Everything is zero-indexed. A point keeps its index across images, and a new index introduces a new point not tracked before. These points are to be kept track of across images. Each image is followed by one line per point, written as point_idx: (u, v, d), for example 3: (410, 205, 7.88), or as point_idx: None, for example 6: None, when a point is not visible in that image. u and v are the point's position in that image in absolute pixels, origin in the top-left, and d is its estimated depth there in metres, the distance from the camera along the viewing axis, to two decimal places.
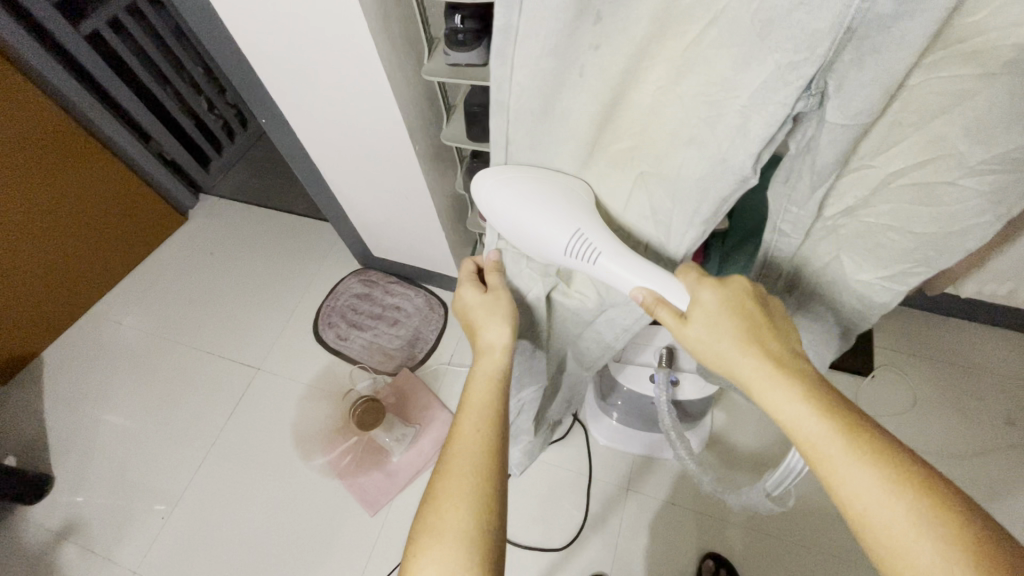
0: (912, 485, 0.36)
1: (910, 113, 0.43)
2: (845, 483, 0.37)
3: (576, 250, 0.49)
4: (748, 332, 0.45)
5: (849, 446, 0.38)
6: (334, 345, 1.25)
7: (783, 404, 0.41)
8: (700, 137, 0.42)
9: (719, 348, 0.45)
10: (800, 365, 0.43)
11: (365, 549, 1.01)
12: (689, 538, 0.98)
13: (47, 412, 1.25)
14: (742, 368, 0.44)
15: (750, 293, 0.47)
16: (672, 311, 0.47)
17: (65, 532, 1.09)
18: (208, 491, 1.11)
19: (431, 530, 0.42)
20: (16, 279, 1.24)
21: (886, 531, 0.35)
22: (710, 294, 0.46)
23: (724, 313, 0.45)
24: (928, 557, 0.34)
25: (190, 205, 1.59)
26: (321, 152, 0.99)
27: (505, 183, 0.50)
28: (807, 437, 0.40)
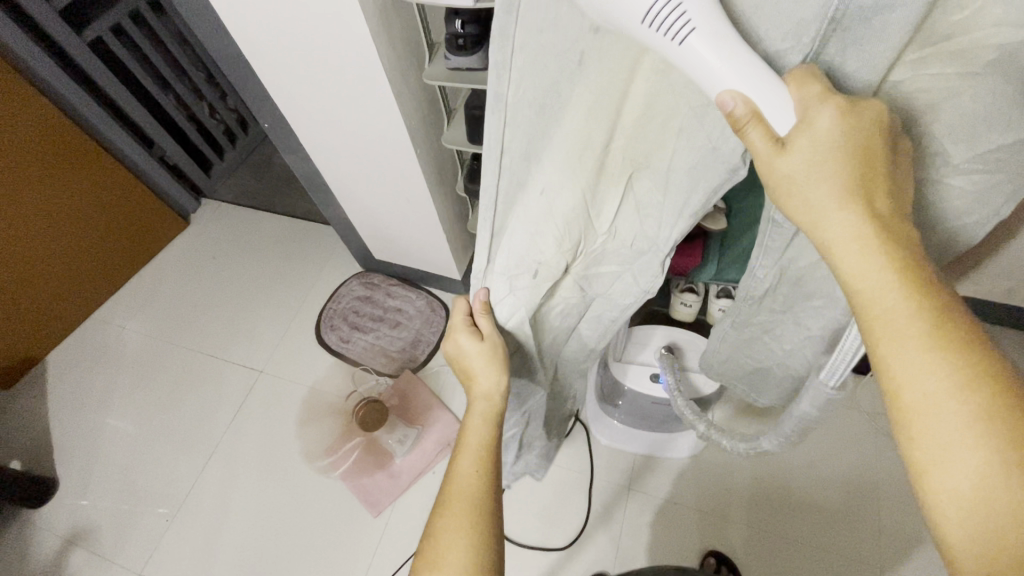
0: (988, 385, 0.29)
1: (902, 113, 0.38)
2: (899, 370, 0.31)
3: (661, 15, 0.29)
4: (857, 177, 0.32)
5: (925, 333, 0.30)
6: (336, 347, 1.25)
7: (864, 272, 0.32)
8: (690, 127, 0.39)
9: (806, 194, 0.33)
10: (904, 232, 0.33)
11: (368, 549, 1.02)
12: (689, 537, 0.98)
13: (52, 416, 1.26)
14: (833, 225, 0.33)
15: (880, 126, 0.33)
16: (767, 133, 0.33)
17: (71, 535, 1.10)
18: (212, 493, 1.12)
19: (428, 571, 0.44)
20: (19, 284, 1.24)
21: (918, 413, 0.30)
22: (831, 120, 0.32)
23: (836, 146, 0.32)
24: (969, 469, 0.28)
25: (193, 209, 1.59)
26: (320, 156, 0.99)
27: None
28: (876, 314, 0.32)
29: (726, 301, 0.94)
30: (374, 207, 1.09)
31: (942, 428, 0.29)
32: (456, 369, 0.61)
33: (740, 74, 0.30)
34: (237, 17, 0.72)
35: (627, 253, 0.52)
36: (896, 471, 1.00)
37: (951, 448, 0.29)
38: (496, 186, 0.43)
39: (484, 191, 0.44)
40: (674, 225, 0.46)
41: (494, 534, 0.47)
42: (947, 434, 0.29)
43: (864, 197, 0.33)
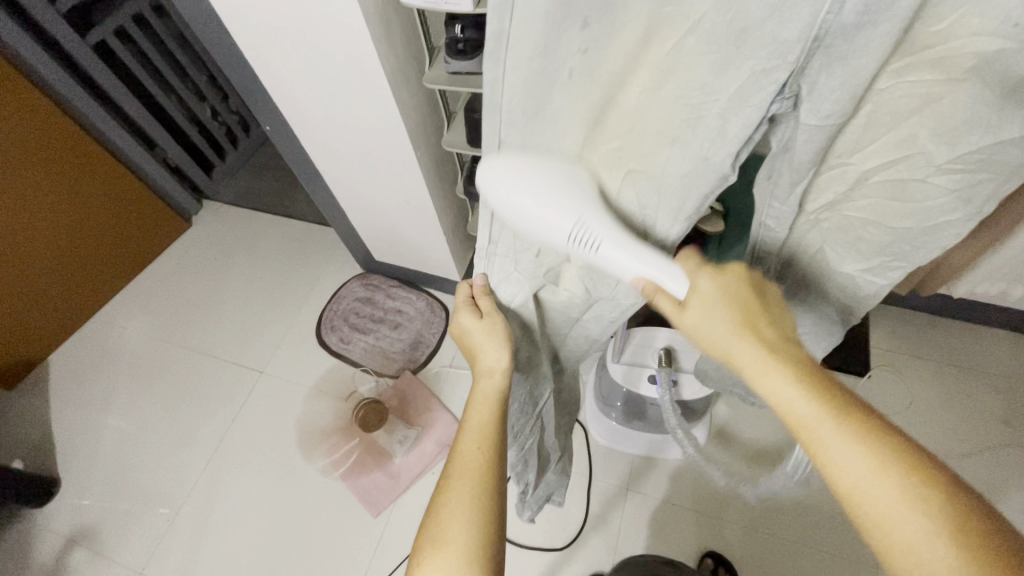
0: (901, 462, 0.34)
1: (882, 115, 0.40)
2: (833, 463, 0.36)
3: (579, 237, 0.41)
4: (743, 317, 0.42)
5: (840, 426, 0.36)
6: (336, 348, 1.26)
7: (774, 387, 0.39)
8: (684, 136, 0.38)
9: (712, 334, 0.42)
10: (795, 351, 0.41)
11: (368, 549, 1.03)
12: (687, 538, 0.99)
13: (54, 416, 1.27)
14: (740, 352, 0.41)
15: (750, 281, 0.44)
16: (670, 298, 0.44)
17: (72, 534, 1.11)
18: (212, 493, 1.13)
19: (433, 544, 0.44)
20: (21, 284, 1.25)
21: (864, 504, 0.34)
22: (709, 280, 0.43)
23: (719, 299, 0.43)
24: (919, 538, 0.32)
25: (194, 210, 1.60)
26: (321, 158, 1.00)
27: (505, 165, 0.40)
28: (797, 420, 0.38)
29: None
30: (373, 209, 1.09)
31: (887, 508, 0.33)
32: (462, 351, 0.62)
33: (644, 268, 0.42)
34: (238, 21, 0.73)
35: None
36: None
37: (900, 522, 0.33)
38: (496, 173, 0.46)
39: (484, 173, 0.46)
40: (671, 229, 0.45)
41: (497, 509, 0.47)
42: (892, 513, 0.33)
43: (754, 329, 0.42)
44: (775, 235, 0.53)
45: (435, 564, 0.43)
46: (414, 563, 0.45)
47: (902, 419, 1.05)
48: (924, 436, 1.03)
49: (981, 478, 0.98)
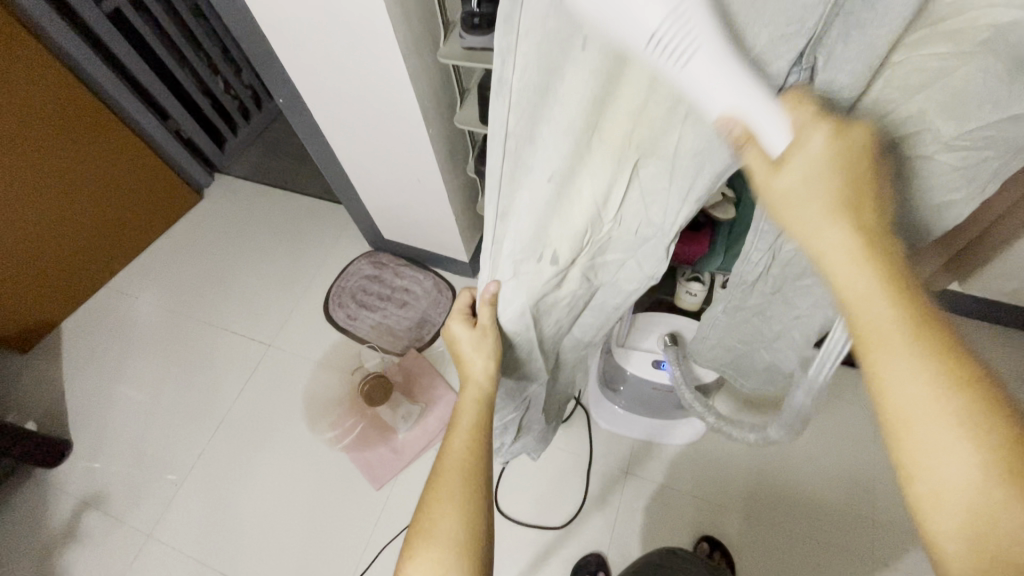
0: (974, 401, 0.29)
1: (894, 91, 0.38)
2: (888, 378, 0.31)
3: (666, 42, 0.27)
4: (847, 192, 0.34)
5: (912, 337, 0.31)
6: (343, 324, 1.27)
7: (851, 277, 0.33)
8: (698, 115, 0.39)
9: (798, 208, 0.34)
10: (890, 244, 0.34)
11: (371, 519, 1.05)
12: (685, 521, 1.00)
13: (67, 380, 1.29)
14: (825, 238, 0.34)
15: (870, 146, 0.35)
16: (763, 152, 0.34)
17: (84, 495, 1.14)
18: (220, 461, 1.15)
19: (423, 540, 0.46)
20: (35, 249, 1.27)
21: (905, 423, 0.31)
22: (823, 140, 0.33)
23: (829, 164, 0.33)
24: (959, 472, 0.29)
25: (206, 182, 1.60)
26: (333, 133, 1.00)
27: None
28: (864, 319, 0.32)
29: None
30: (384, 185, 1.09)
31: (939, 451, 0.29)
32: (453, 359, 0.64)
33: (734, 100, 0.31)
34: None
35: (631, 240, 0.52)
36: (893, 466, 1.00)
37: (948, 452, 0.29)
38: (495, 179, 0.45)
39: (489, 173, 0.45)
40: (679, 211, 0.46)
41: (483, 504, 0.49)
42: (945, 440, 0.29)
43: (853, 210, 0.34)
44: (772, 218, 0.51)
45: (426, 558, 0.45)
46: (404, 559, 0.47)
47: None
48: None
49: None
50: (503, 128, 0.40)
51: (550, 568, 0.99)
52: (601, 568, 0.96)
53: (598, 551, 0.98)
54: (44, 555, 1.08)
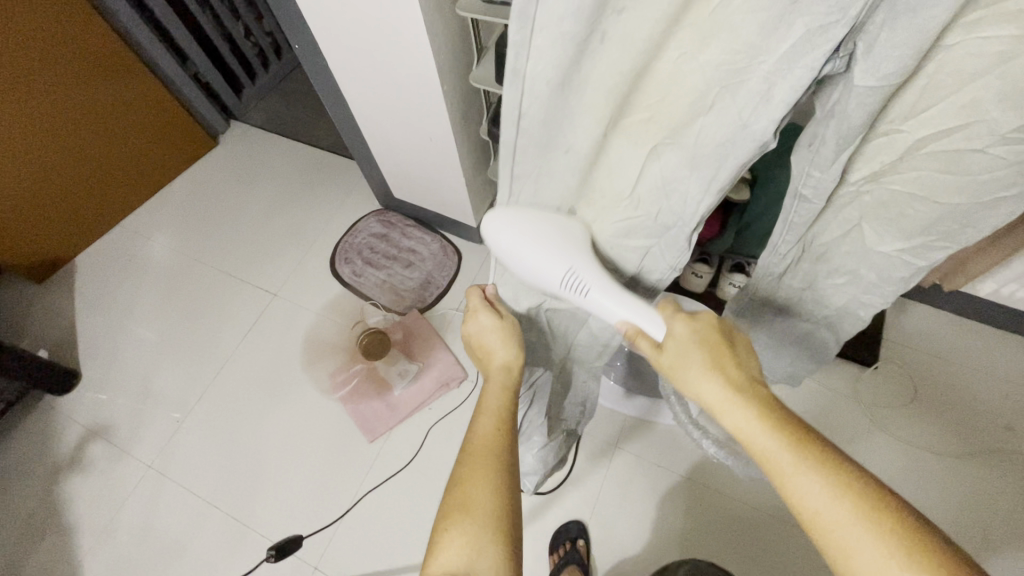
0: (861, 496, 0.37)
1: (945, 77, 0.41)
2: (797, 494, 0.38)
3: (569, 283, 0.49)
4: (713, 358, 0.45)
5: (803, 463, 0.38)
6: (347, 279, 1.28)
7: (739, 424, 0.42)
8: (724, 101, 0.38)
9: (685, 375, 0.46)
10: (759, 388, 0.43)
11: (363, 468, 1.08)
12: (668, 499, 1.01)
13: (77, 314, 1.33)
14: (707, 393, 0.44)
15: (720, 326, 0.47)
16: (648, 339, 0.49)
17: (90, 425, 1.18)
18: (218, 402, 1.18)
19: (461, 512, 0.46)
20: (50, 183, 1.29)
21: (823, 528, 0.37)
22: (682, 326, 0.47)
23: (691, 342, 0.46)
24: (876, 557, 0.35)
25: (222, 129, 1.60)
26: (347, 85, 0.98)
27: (505, 221, 0.49)
28: (761, 455, 0.40)
29: (739, 277, 0.93)
30: (396, 143, 1.08)
31: (858, 543, 0.35)
32: (472, 352, 0.63)
33: (626, 313, 0.49)
34: None
35: (652, 227, 0.50)
36: (880, 463, 1.00)
37: (865, 554, 0.35)
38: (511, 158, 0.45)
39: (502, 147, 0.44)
40: (700, 201, 0.45)
41: (514, 485, 0.49)
42: (856, 546, 0.36)
43: (723, 369, 0.44)
44: (812, 206, 0.51)
45: (459, 532, 0.45)
46: (438, 534, 0.46)
47: (902, 413, 1.04)
48: (922, 433, 1.02)
49: (970, 480, 0.98)
50: (519, 116, 0.41)
51: (531, 531, 1.01)
52: (581, 535, 0.98)
53: (580, 519, 1.00)
54: (51, 477, 1.13)
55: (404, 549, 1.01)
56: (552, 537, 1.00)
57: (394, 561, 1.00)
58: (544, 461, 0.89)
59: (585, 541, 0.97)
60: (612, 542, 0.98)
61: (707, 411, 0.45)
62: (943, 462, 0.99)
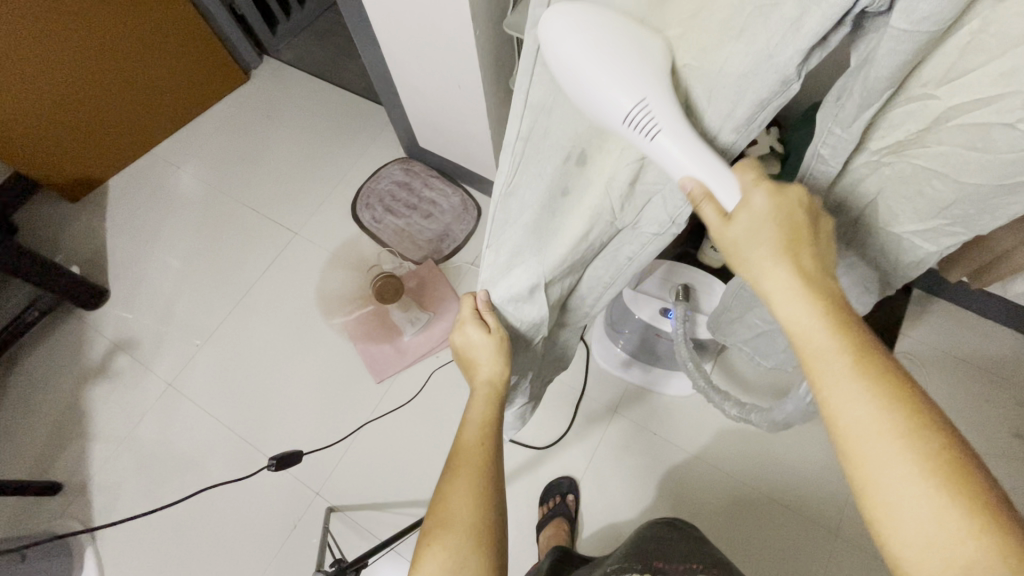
0: (905, 409, 0.34)
1: (988, 36, 0.39)
2: (836, 397, 0.35)
3: (636, 120, 0.37)
4: (787, 241, 0.40)
5: (856, 366, 0.36)
6: (367, 224, 1.29)
7: (797, 316, 0.38)
8: (754, 26, 0.34)
9: (746, 257, 0.41)
10: (829, 284, 0.39)
11: (371, 405, 1.12)
12: (660, 466, 1.03)
13: (108, 234, 1.38)
14: (767, 277, 0.40)
15: (806, 206, 0.41)
16: (717, 208, 0.41)
17: (116, 341, 1.24)
18: (235, 331, 1.23)
19: (441, 528, 0.47)
20: (87, 99, 1.30)
21: (860, 434, 0.34)
22: (762, 197, 0.40)
23: (770, 217, 0.40)
24: (904, 473, 0.32)
25: (254, 64, 1.58)
26: (380, 27, 0.95)
27: (572, 20, 0.35)
28: (811, 351, 0.37)
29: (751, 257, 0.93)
30: (424, 90, 1.06)
31: (887, 458, 0.33)
32: (460, 358, 0.64)
33: (699, 169, 0.39)
34: None
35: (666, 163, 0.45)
36: None
37: (890, 461, 0.33)
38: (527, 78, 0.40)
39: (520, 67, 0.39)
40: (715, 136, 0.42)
41: (496, 503, 0.50)
42: (889, 459, 0.33)
43: (794, 256, 0.39)
44: (828, 168, 0.52)
45: (441, 552, 0.46)
46: (419, 549, 0.47)
47: None
48: None
49: None
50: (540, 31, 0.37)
51: (522, 482, 1.05)
52: (571, 491, 1.01)
53: (572, 476, 1.03)
54: (78, 386, 1.20)
55: (399, 485, 1.06)
56: (543, 491, 1.03)
57: (389, 496, 1.05)
58: (519, 417, 0.89)
59: (574, 497, 1.01)
60: (601, 501, 1.01)
61: (761, 301, 0.41)
62: None
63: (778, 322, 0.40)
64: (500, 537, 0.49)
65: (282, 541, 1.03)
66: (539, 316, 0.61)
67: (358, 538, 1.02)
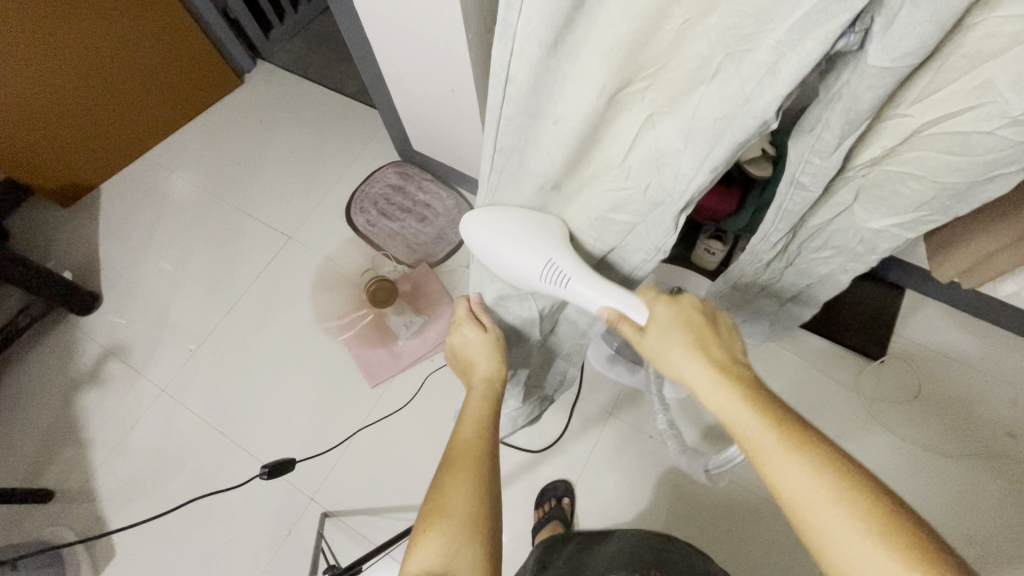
0: (834, 472, 0.37)
1: (960, 58, 0.39)
2: (774, 473, 0.39)
3: (548, 275, 0.52)
4: (694, 339, 0.47)
5: (782, 441, 0.39)
6: (361, 228, 1.29)
7: (723, 405, 0.43)
8: (726, 71, 0.36)
9: (668, 359, 0.48)
10: (741, 368, 0.45)
11: (365, 409, 1.12)
12: (654, 468, 1.03)
13: (100, 239, 1.37)
14: (689, 372, 0.46)
15: (704, 308, 0.49)
16: (632, 325, 0.51)
17: (108, 348, 1.24)
18: (229, 336, 1.22)
19: (438, 514, 0.47)
20: (74, 101, 1.29)
21: (800, 505, 0.38)
22: (663, 308, 0.49)
23: (676, 324, 0.48)
24: (848, 534, 0.35)
25: (248, 67, 1.58)
26: (373, 33, 0.96)
27: (487, 220, 0.53)
28: (740, 432, 0.41)
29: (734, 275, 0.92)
30: (417, 95, 1.06)
31: (830, 520, 0.36)
32: (455, 360, 0.65)
33: (606, 299, 0.52)
34: None
35: (640, 202, 0.49)
36: (871, 458, 1.00)
37: (831, 525, 0.36)
38: (498, 125, 0.44)
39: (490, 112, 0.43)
40: (692, 179, 0.43)
41: (492, 489, 0.50)
42: (830, 522, 0.36)
43: (703, 351, 0.46)
44: (808, 192, 0.51)
45: (438, 534, 0.46)
46: (415, 534, 0.47)
47: (902, 410, 1.03)
48: (920, 430, 1.01)
49: (961, 480, 0.97)
50: (507, 80, 0.39)
51: (518, 486, 1.04)
52: (567, 494, 1.01)
53: (568, 480, 1.03)
54: (70, 394, 1.19)
55: (394, 491, 1.05)
56: (539, 493, 1.03)
57: (384, 502, 1.05)
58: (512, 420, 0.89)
59: (570, 500, 1.00)
60: (597, 504, 1.01)
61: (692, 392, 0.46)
62: (937, 461, 0.99)
63: (710, 410, 0.44)
64: (495, 527, 0.49)
65: (276, 549, 1.03)
66: (531, 313, 0.64)
67: (353, 544, 1.02)
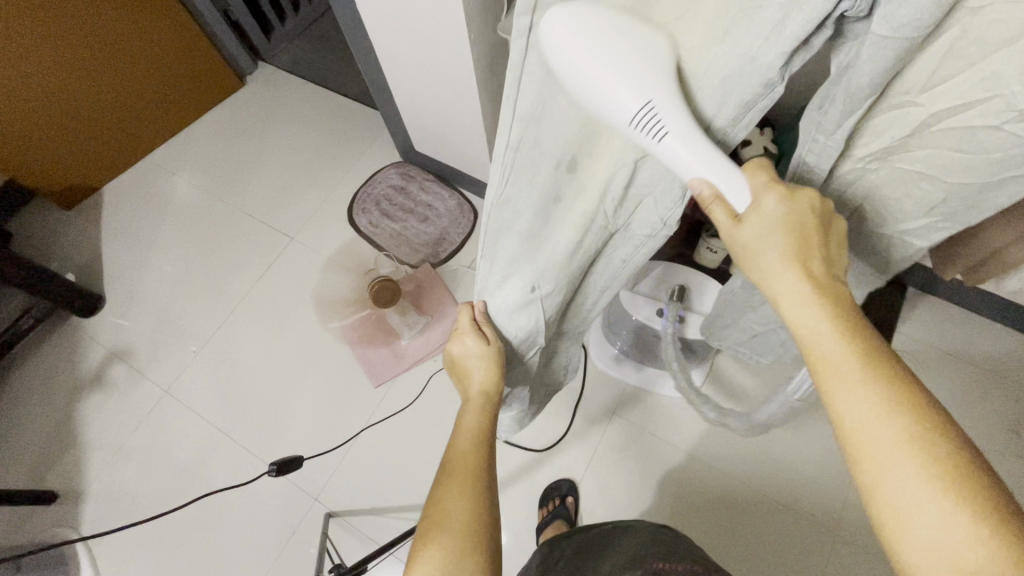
0: (912, 415, 0.34)
1: (966, 44, 0.39)
2: (843, 401, 0.35)
3: (642, 121, 0.37)
4: (799, 244, 0.40)
5: (867, 369, 0.35)
6: (363, 228, 1.29)
7: (808, 320, 0.38)
8: (738, 29, 0.35)
9: (757, 261, 0.41)
10: (839, 288, 0.39)
11: (368, 410, 1.12)
12: (658, 467, 1.03)
13: (103, 240, 1.37)
14: (776, 281, 0.40)
15: (818, 211, 0.42)
16: (727, 210, 0.42)
17: (111, 349, 1.24)
18: (232, 337, 1.22)
19: (436, 530, 0.47)
20: (77, 103, 1.29)
21: (866, 439, 0.34)
22: (774, 202, 0.40)
23: (782, 223, 0.41)
24: (909, 479, 0.32)
25: (249, 69, 1.59)
26: (375, 33, 0.96)
27: (574, 22, 0.35)
28: (817, 352, 0.37)
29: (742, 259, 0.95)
30: (419, 94, 1.06)
31: (893, 463, 0.33)
32: (454, 370, 0.65)
33: (707, 171, 0.39)
34: None
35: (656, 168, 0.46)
36: None
37: (894, 463, 0.33)
38: (516, 81, 0.40)
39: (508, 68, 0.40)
40: None
41: (490, 508, 0.50)
42: (893, 462, 0.33)
43: (805, 263, 0.40)
44: (815, 172, 0.52)
45: (435, 551, 0.45)
46: (414, 549, 0.47)
47: None
48: None
49: None
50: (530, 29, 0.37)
51: (522, 485, 1.05)
52: (571, 493, 1.01)
53: (571, 479, 1.03)
54: (73, 395, 1.19)
55: (397, 490, 1.05)
56: (543, 492, 1.03)
57: (387, 502, 1.05)
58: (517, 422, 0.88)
59: (574, 499, 1.00)
60: (600, 503, 1.01)
61: (770, 304, 0.41)
62: None
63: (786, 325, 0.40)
64: (494, 544, 0.49)
65: (279, 549, 1.03)
66: (535, 326, 0.60)
67: (357, 543, 1.02)
